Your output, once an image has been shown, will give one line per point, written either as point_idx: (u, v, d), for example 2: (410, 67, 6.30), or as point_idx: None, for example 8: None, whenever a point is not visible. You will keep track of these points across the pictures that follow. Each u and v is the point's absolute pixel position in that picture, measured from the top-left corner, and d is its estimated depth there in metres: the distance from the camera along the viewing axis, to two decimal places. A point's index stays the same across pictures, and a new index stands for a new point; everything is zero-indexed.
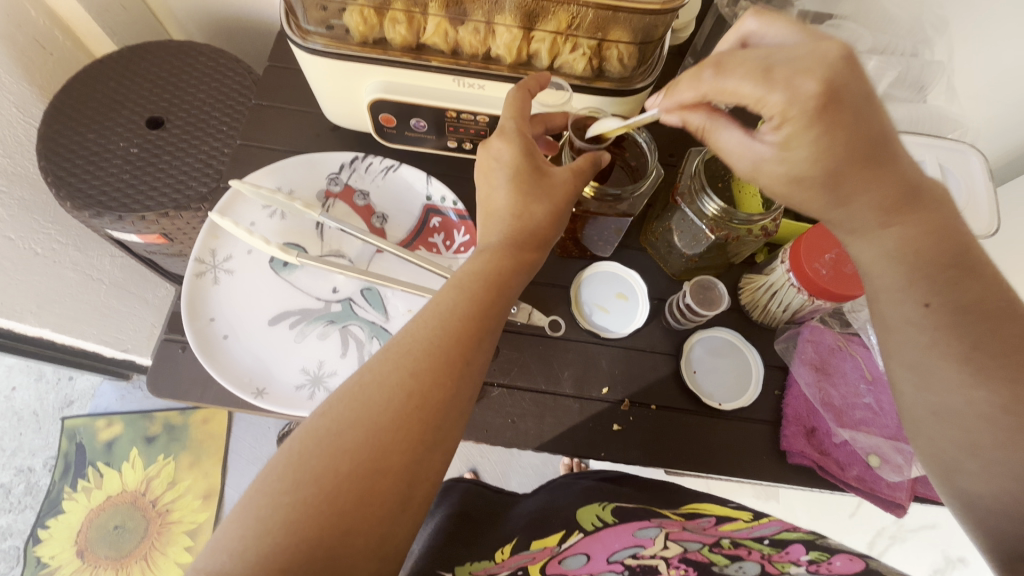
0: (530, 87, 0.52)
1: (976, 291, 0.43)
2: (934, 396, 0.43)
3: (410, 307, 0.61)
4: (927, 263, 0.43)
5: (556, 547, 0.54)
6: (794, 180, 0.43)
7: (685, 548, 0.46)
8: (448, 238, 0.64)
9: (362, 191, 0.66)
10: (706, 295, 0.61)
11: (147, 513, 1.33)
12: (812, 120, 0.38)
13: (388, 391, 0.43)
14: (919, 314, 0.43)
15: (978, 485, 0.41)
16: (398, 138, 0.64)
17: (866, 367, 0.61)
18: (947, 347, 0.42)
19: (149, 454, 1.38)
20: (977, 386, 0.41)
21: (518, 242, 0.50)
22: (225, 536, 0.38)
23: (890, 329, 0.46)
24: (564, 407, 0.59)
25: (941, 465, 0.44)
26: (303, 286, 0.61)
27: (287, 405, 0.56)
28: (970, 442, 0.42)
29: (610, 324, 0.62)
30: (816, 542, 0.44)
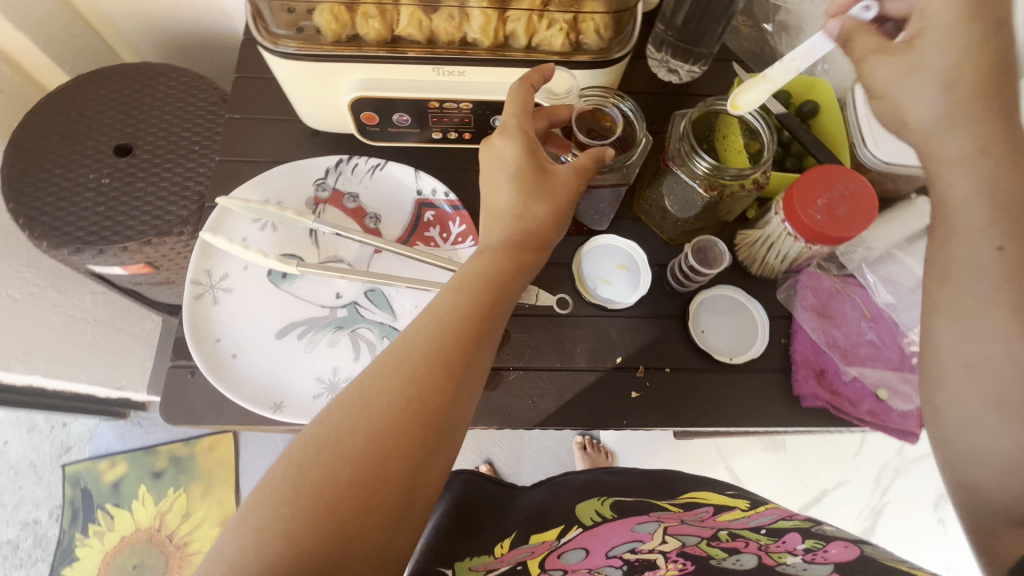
0: (532, 80, 0.52)
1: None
2: (976, 345, 0.41)
3: (416, 303, 0.61)
4: (1013, 207, 0.41)
5: (555, 541, 0.55)
6: (919, 78, 0.43)
7: (683, 542, 0.49)
8: (445, 230, 0.64)
9: (351, 193, 0.65)
10: (706, 255, 0.62)
11: (165, 548, 1.31)
12: (962, 2, 0.41)
13: (388, 396, 0.42)
14: (991, 256, 0.41)
15: (991, 442, 0.40)
16: (382, 135, 0.63)
17: (865, 305, 0.63)
18: (1001, 296, 0.40)
19: (158, 488, 1.36)
20: (1012, 337, 0.40)
21: (517, 240, 0.50)
22: (225, 546, 0.38)
23: (950, 275, 0.43)
24: (581, 381, 0.60)
25: (954, 419, 0.42)
26: (305, 296, 0.61)
27: (307, 415, 0.55)
28: (998, 396, 0.40)
29: (615, 295, 0.63)
30: (813, 529, 0.45)
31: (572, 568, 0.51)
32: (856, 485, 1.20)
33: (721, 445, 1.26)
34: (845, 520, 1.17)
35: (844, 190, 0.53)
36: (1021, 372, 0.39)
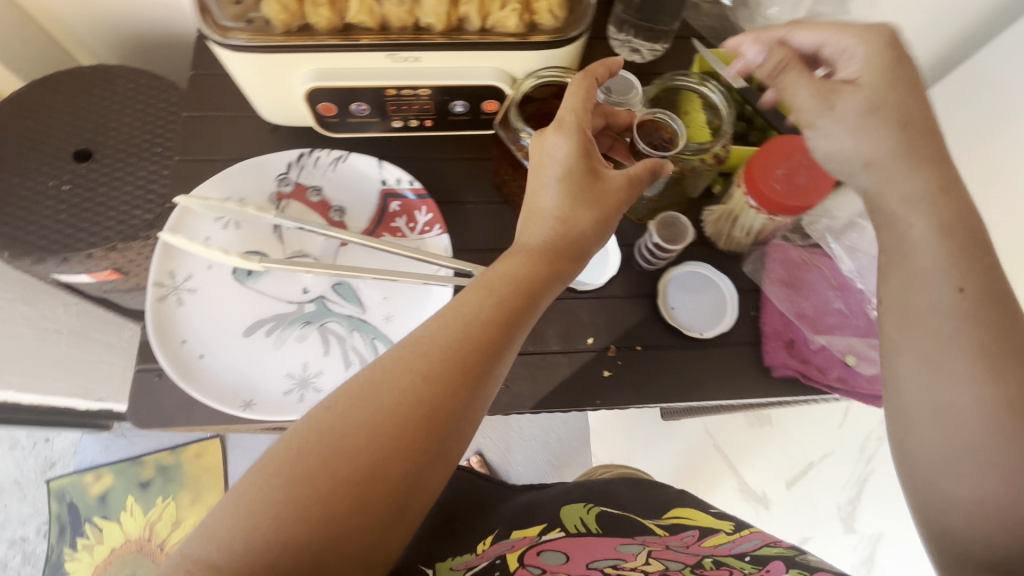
0: (596, 75, 0.53)
1: (1000, 293, 0.43)
2: (939, 393, 0.42)
3: (385, 294, 0.60)
4: (965, 254, 0.44)
5: (537, 539, 0.60)
6: (856, 120, 0.49)
7: (667, 566, 0.51)
8: (411, 219, 0.64)
9: (315, 187, 0.65)
10: (672, 230, 0.63)
11: (157, 557, 1.30)
12: (878, 48, 0.49)
13: (399, 393, 0.41)
14: (950, 299, 0.43)
15: (965, 489, 0.39)
16: (343, 127, 0.62)
17: (832, 274, 0.64)
18: (965, 333, 0.42)
19: (146, 499, 1.35)
20: (976, 383, 0.40)
21: (553, 244, 0.50)
22: (214, 524, 0.37)
23: (915, 316, 0.45)
24: (553, 363, 0.60)
25: (932, 464, 0.41)
26: (271, 292, 0.60)
27: (278, 412, 0.55)
28: (964, 446, 0.40)
29: (585, 277, 0.64)
30: (795, 558, 0.49)
31: (550, 569, 0.53)
32: (841, 454, 1.37)
33: (709, 423, 1.44)
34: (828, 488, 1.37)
35: (802, 161, 0.54)
36: (992, 418, 0.39)
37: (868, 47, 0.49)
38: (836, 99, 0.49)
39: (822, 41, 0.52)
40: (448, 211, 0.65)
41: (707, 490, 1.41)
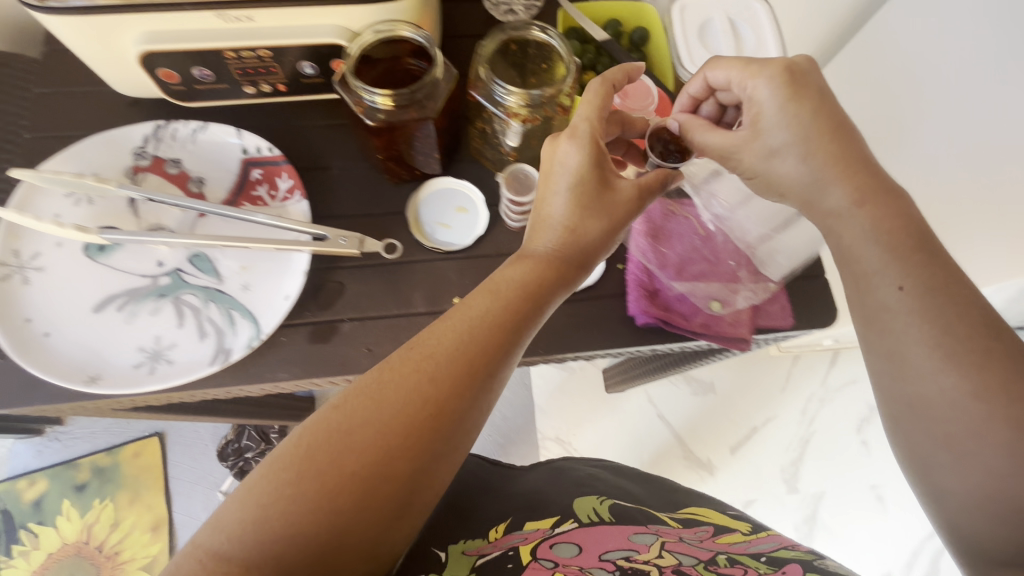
0: (613, 80, 0.53)
1: (942, 274, 0.43)
2: (913, 386, 0.43)
3: (243, 263, 0.59)
4: (904, 246, 0.45)
5: (548, 531, 0.56)
6: (771, 155, 0.50)
7: (678, 560, 0.49)
8: (273, 187, 0.63)
9: (174, 159, 0.63)
10: (523, 182, 0.61)
11: (96, 559, 1.27)
12: (778, 83, 0.49)
13: (405, 393, 0.42)
14: (893, 296, 0.44)
15: (955, 482, 0.41)
16: (196, 93, 0.61)
17: (698, 225, 0.65)
18: (921, 330, 0.42)
19: (82, 502, 1.32)
20: (944, 373, 0.41)
21: (565, 253, 0.49)
22: (226, 515, 0.38)
23: (879, 320, 0.45)
24: (418, 325, 0.60)
25: (924, 455, 0.43)
26: (124, 266, 0.58)
27: (126, 384, 0.54)
28: (945, 435, 0.41)
29: (454, 238, 0.63)
30: (814, 563, 0.48)
31: (564, 562, 0.50)
32: (784, 418, 1.38)
33: (652, 392, 1.41)
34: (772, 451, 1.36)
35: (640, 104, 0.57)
36: (962, 408, 0.40)
37: (766, 84, 0.50)
38: (739, 150, 0.52)
39: (731, 78, 0.53)
40: (314, 178, 0.64)
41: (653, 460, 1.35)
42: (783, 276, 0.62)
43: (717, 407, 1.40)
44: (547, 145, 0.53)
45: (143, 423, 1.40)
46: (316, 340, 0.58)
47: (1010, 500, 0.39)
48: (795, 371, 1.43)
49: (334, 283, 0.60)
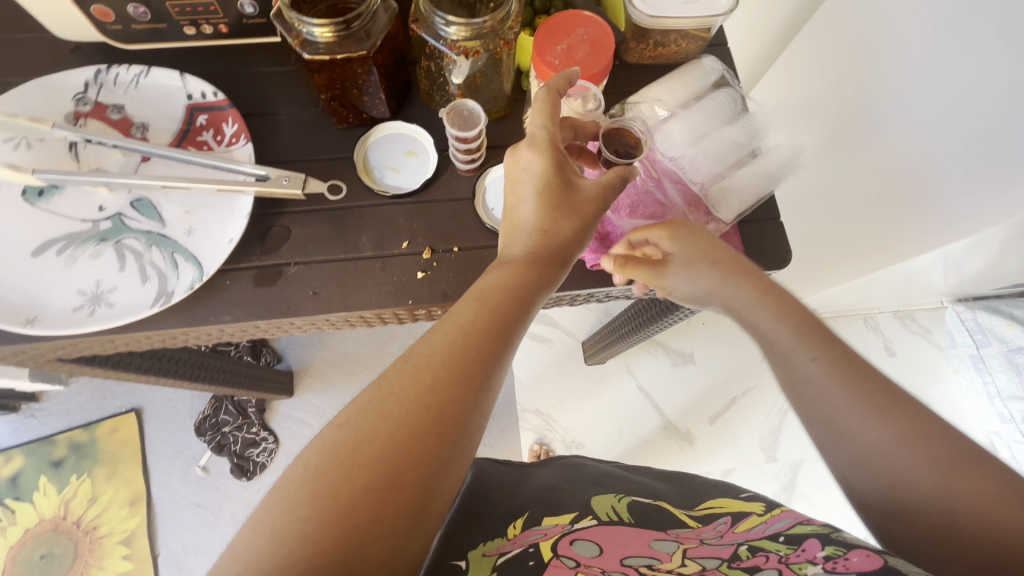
0: (559, 87, 0.50)
1: (840, 346, 0.47)
2: (854, 441, 0.42)
3: (187, 208, 0.58)
4: (804, 326, 0.48)
5: (568, 526, 0.50)
6: (688, 278, 0.55)
7: (703, 566, 0.41)
8: (218, 132, 0.61)
9: (116, 105, 0.61)
10: (467, 119, 0.59)
11: (74, 534, 1.13)
12: (665, 239, 0.55)
13: (408, 402, 0.39)
14: (813, 364, 0.46)
15: (913, 530, 0.39)
16: (136, 35, 0.61)
17: (652, 166, 0.64)
18: (843, 393, 0.43)
19: (60, 478, 1.16)
20: (869, 428, 0.42)
21: (542, 255, 0.49)
22: (237, 545, 0.35)
23: (807, 395, 0.46)
24: (365, 268, 0.59)
25: (882, 514, 0.40)
26: (64, 212, 0.57)
27: (64, 325, 0.53)
28: (891, 486, 0.40)
29: (403, 182, 0.62)
30: (833, 536, 0.40)
31: (585, 562, 0.44)
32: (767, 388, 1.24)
33: (630, 361, 1.25)
34: (756, 421, 1.21)
35: (583, 36, 0.56)
36: (903, 462, 0.40)
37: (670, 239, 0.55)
38: (668, 279, 0.56)
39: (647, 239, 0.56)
40: (260, 123, 0.63)
41: (634, 435, 1.19)
42: (735, 217, 0.62)
43: (699, 379, 1.25)
44: (507, 159, 0.51)
45: (119, 397, 1.22)
46: (261, 284, 0.58)
47: (972, 544, 0.36)
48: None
49: (280, 227, 0.59)
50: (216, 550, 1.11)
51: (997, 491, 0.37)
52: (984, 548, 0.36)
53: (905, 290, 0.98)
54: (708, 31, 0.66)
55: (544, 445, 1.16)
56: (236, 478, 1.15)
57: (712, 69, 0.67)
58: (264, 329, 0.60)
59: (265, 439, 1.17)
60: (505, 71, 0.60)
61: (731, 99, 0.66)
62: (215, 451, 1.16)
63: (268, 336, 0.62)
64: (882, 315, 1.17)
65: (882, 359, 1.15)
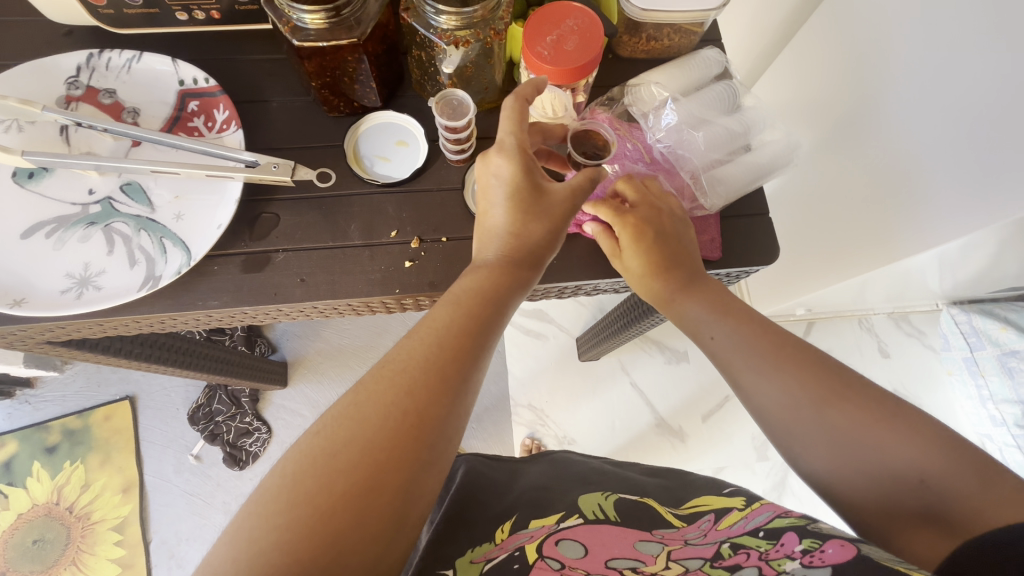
0: (526, 95, 0.51)
1: (741, 314, 0.52)
2: (757, 407, 0.48)
3: (176, 193, 0.59)
4: (718, 298, 0.53)
5: (555, 526, 0.50)
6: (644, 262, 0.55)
7: (686, 567, 0.41)
8: (210, 119, 0.61)
9: (108, 89, 0.62)
10: (455, 108, 0.59)
11: (66, 520, 1.14)
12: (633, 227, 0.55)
13: (384, 408, 0.39)
14: (715, 339, 0.52)
15: (823, 472, 0.44)
16: (129, 19, 0.61)
17: (646, 149, 0.65)
18: (745, 353, 0.50)
19: (53, 464, 1.17)
20: (765, 380, 0.48)
21: (515, 259, 0.48)
22: (218, 554, 0.35)
23: (721, 359, 0.52)
24: (353, 256, 0.59)
25: (786, 451, 0.47)
26: (54, 194, 0.57)
27: (51, 307, 0.53)
28: (787, 428, 0.46)
29: (393, 171, 0.63)
30: (808, 527, 0.40)
31: (570, 564, 0.44)
32: None
33: (624, 359, 1.25)
34: (747, 419, 1.21)
35: (573, 26, 0.56)
36: (794, 408, 0.46)
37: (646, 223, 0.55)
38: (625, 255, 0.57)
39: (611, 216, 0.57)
40: (252, 111, 0.64)
41: (626, 431, 1.19)
42: (721, 204, 0.63)
43: (691, 377, 1.24)
44: (478, 166, 0.51)
45: (114, 384, 1.22)
46: (249, 270, 0.58)
47: (853, 469, 0.42)
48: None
49: (268, 215, 0.60)
50: (208, 538, 1.11)
51: (868, 417, 0.43)
52: (861, 468, 0.42)
53: (899, 291, 0.97)
54: (701, 26, 0.66)
55: (536, 440, 1.16)
56: (229, 467, 1.15)
57: (713, 60, 0.68)
58: (252, 315, 0.60)
59: (258, 429, 1.17)
60: (495, 61, 0.60)
61: (730, 90, 0.67)
62: (208, 440, 1.15)
63: (257, 322, 0.62)
64: (876, 316, 1.15)
65: (875, 361, 1.14)
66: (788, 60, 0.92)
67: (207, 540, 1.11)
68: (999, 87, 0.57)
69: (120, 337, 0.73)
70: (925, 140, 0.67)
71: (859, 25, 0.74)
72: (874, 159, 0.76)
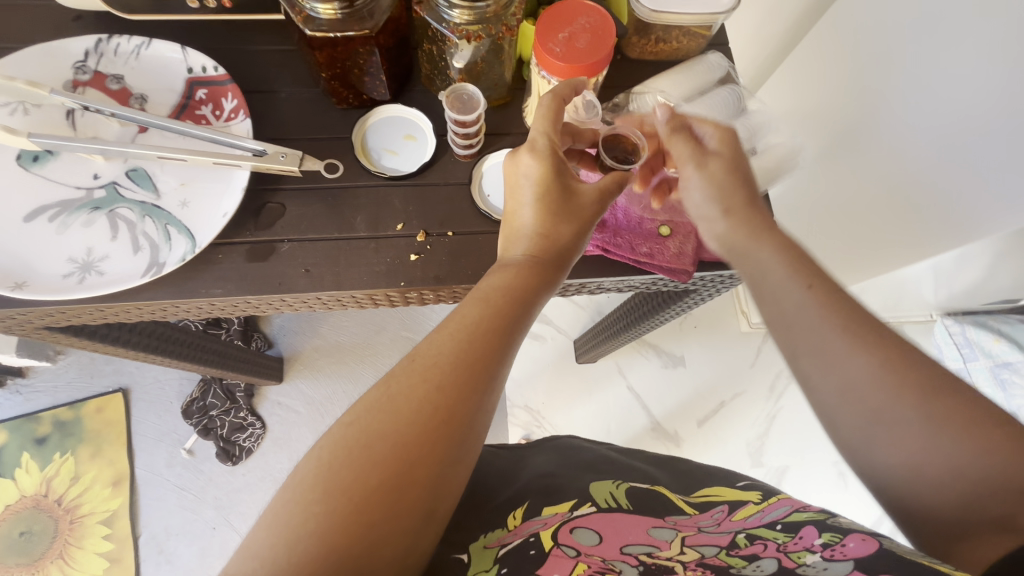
0: (562, 95, 0.52)
1: (823, 270, 0.44)
2: (833, 372, 0.40)
3: (183, 180, 0.58)
4: (792, 251, 0.45)
5: (569, 513, 0.50)
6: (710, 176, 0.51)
7: (701, 553, 0.42)
8: (217, 107, 0.61)
9: (115, 75, 0.61)
10: (465, 103, 0.59)
11: (54, 512, 1.12)
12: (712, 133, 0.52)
13: (416, 402, 0.39)
14: (798, 292, 0.42)
15: (893, 458, 0.37)
16: (138, 6, 0.61)
17: None
18: (825, 317, 0.41)
19: (43, 455, 1.15)
20: (855, 354, 0.39)
21: (544, 259, 0.49)
22: (254, 539, 0.35)
23: (790, 320, 0.42)
24: (359, 248, 0.59)
25: (860, 432, 0.38)
26: (58, 178, 0.57)
27: (53, 292, 0.53)
28: (872, 410, 0.38)
29: (400, 164, 0.63)
30: (829, 522, 0.40)
31: (586, 551, 0.44)
32: (754, 393, 1.24)
33: (621, 362, 1.25)
34: (743, 424, 1.21)
35: (585, 25, 0.56)
36: (886, 392, 0.38)
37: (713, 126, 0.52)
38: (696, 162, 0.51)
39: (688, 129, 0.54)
40: (259, 101, 0.64)
41: (622, 434, 1.19)
42: None
43: (687, 382, 1.24)
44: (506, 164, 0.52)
45: (108, 375, 1.21)
46: (253, 259, 0.58)
47: (947, 470, 0.35)
48: (767, 349, 1.27)
49: (274, 204, 0.59)
50: (199, 534, 1.10)
51: (975, 414, 0.36)
52: (958, 469, 0.35)
53: (897, 299, 0.97)
54: (709, 29, 0.66)
55: (532, 441, 1.16)
56: (222, 462, 1.14)
57: (717, 65, 0.69)
58: (255, 306, 0.60)
59: (252, 424, 1.16)
60: (506, 58, 0.60)
61: (734, 94, 0.68)
62: (202, 434, 1.15)
63: (259, 312, 0.62)
64: None
65: None
66: (792, 67, 0.93)
67: (197, 535, 1.10)
68: (1004, 95, 0.58)
69: (118, 326, 0.72)
70: (927, 148, 0.68)
71: (865, 33, 0.75)
72: (879, 168, 0.77)
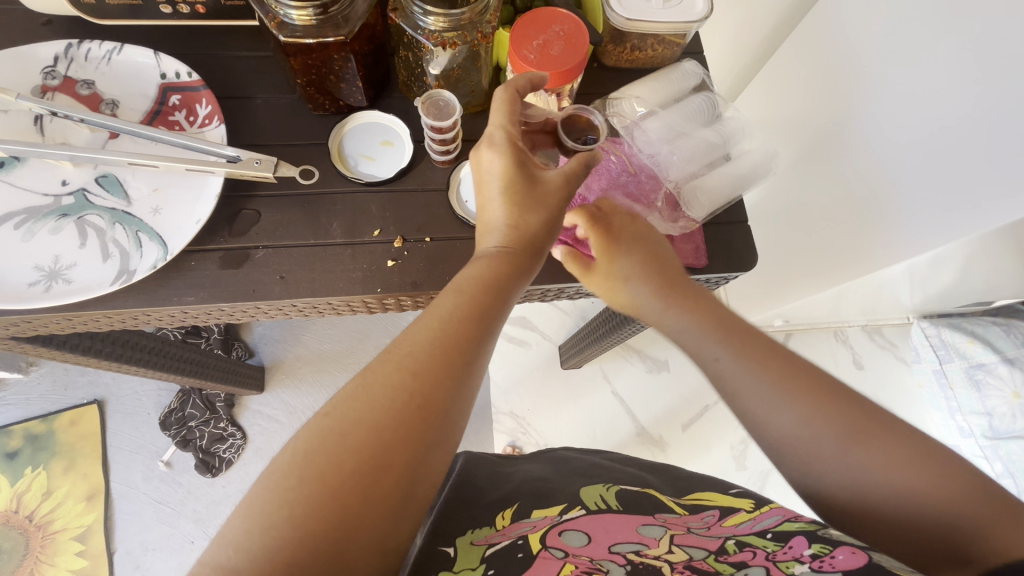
0: (518, 87, 0.51)
1: (751, 329, 0.48)
2: (771, 426, 0.44)
3: (155, 187, 0.58)
4: (722, 315, 0.50)
5: (559, 517, 0.49)
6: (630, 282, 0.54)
7: (690, 555, 0.41)
8: (191, 114, 0.60)
9: (86, 80, 0.60)
10: (441, 109, 0.59)
11: (24, 530, 1.08)
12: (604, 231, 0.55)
13: (389, 390, 0.38)
14: (725, 361, 0.47)
15: (836, 496, 0.42)
16: (112, 11, 0.61)
17: (629, 160, 0.66)
18: (765, 376, 0.45)
19: (13, 471, 1.12)
20: (787, 408, 0.43)
21: (513, 250, 0.48)
22: (229, 528, 0.34)
23: (730, 384, 0.47)
24: (335, 255, 0.59)
25: (802, 475, 0.43)
26: (26, 184, 0.56)
27: (19, 300, 0.51)
28: (808, 459, 0.42)
29: (377, 170, 0.63)
30: (820, 533, 0.39)
31: (574, 552, 0.44)
32: None
33: (606, 366, 1.25)
34: (725, 429, 1.22)
35: (559, 32, 0.57)
36: (817, 442, 0.42)
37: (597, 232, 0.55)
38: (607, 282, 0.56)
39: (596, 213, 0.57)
40: (235, 107, 0.63)
41: (606, 440, 1.18)
42: (706, 215, 0.64)
43: (672, 386, 1.25)
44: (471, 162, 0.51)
45: (82, 387, 1.18)
46: (227, 266, 0.57)
47: (886, 501, 0.40)
48: None
49: (249, 211, 0.59)
50: (176, 549, 1.07)
51: (901, 451, 0.40)
52: (888, 503, 0.40)
53: (874, 304, 0.98)
54: (683, 37, 0.67)
55: (517, 448, 1.15)
56: (201, 474, 1.11)
57: (692, 73, 0.70)
58: (229, 313, 0.59)
59: (232, 434, 1.14)
60: (482, 65, 0.60)
61: (709, 102, 0.69)
62: (180, 446, 1.12)
63: (234, 320, 0.61)
64: (851, 329, 1.15)
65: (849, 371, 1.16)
66: (767, 76, 0.95)
67: (175, 549, 1.07)
68: (972, 107, 0.59)
69: (89, 335, 0.70)
70: (898, 154, 0.69)
71: (833, 41, 0.77)
72: (851, 176, 0.79)
